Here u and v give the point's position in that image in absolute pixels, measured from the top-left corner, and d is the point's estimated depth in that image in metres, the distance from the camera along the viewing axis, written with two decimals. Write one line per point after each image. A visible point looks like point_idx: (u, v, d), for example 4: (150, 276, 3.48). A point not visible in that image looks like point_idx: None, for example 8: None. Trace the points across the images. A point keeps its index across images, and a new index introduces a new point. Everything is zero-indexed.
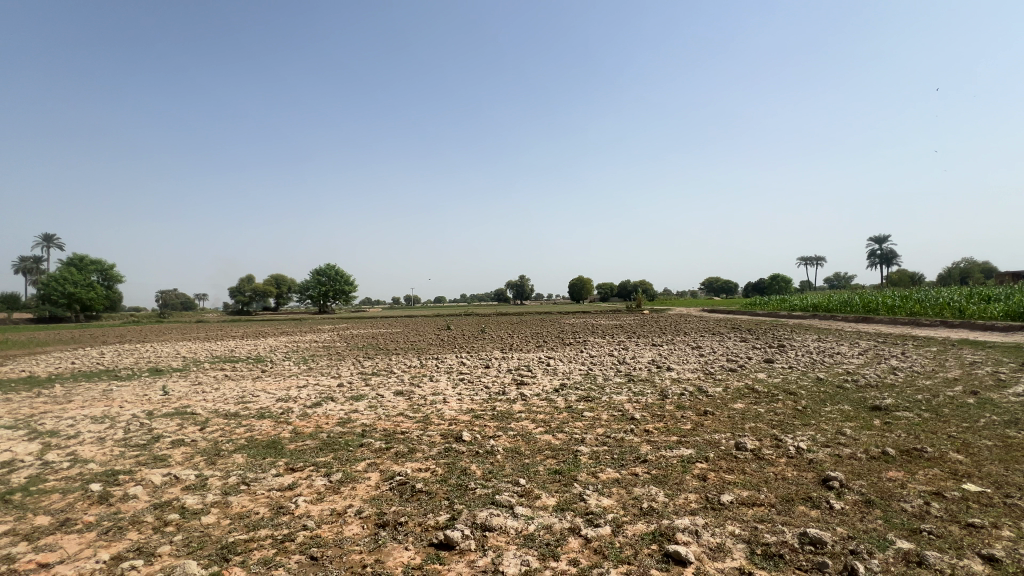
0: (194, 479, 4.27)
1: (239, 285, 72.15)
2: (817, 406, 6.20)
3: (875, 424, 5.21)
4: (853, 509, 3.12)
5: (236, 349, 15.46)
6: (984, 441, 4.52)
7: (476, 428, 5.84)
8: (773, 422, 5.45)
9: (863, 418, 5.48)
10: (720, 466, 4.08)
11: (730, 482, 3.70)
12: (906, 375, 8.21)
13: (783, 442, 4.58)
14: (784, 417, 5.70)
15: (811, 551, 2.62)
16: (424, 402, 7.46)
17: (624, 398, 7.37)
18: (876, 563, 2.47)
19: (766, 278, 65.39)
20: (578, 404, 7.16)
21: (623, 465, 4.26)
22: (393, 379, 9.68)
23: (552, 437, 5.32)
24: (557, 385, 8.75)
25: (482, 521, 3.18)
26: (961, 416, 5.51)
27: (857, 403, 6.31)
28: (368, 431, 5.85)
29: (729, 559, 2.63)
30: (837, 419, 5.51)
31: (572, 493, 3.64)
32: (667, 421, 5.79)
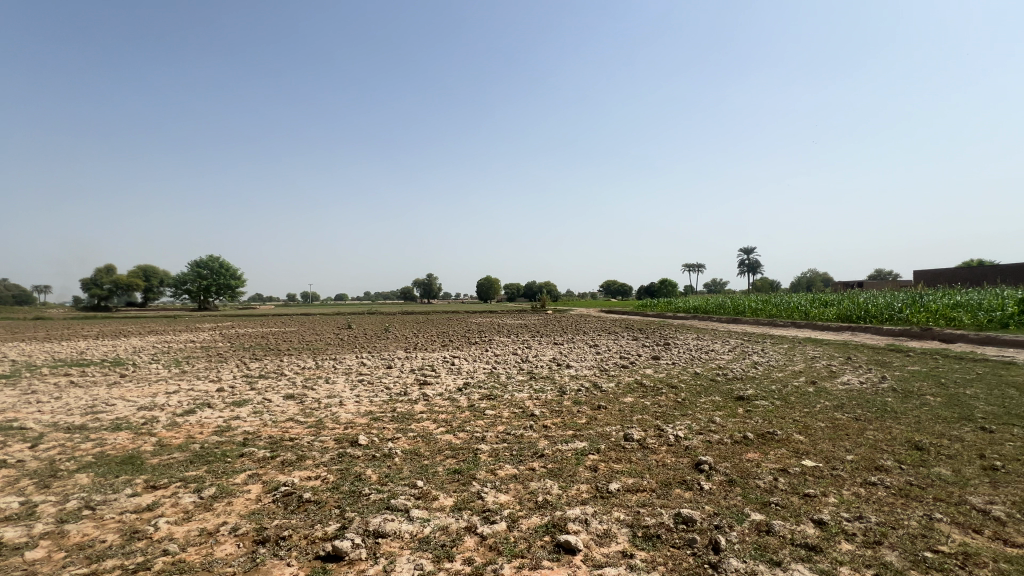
0: (18, 508, 3.54)
1: (94, 276, 61.74)
2: (693, 397, 6.91)
3: (739, 412, 5.93)
4: (719, 489, 3.51)
5: (86, 351, 13.19)
6: (818, 422, 5.38)
7: (373, 431, 5.59)
8: (656, 413, 5.96)
9: (730, 407, 6.22)
10: (610, 456, 4.36)
11: (618, 470, 3.96)
12: (764, 369, 9.50)
13: (664, 431, 5.02)
14: (666, 408, 6.26)
15: (683, 529, 2.89)
16: (318, 405, 6.98)
17: (525, 395, 7.57)
18: (735, 534, 2.80)
19: (657, 282, 71.50)
20: (481, 402, 7.20)
21: (521, 461, 4.36)
22: (283, 381, 8.93)
23: (453, 437, 5.28)
24: (461, 384, 8.73)
25: (375, 527, 3.04)
26: (803, 402, 6.50)
27: (725, 394, 7.15)
28: (250, 439, 5.33)
29: (614, 543, 2.80)
30: (709, 408, 6.19)
31: (469, 492, 3.64)
32: (563, 416, 6.06)
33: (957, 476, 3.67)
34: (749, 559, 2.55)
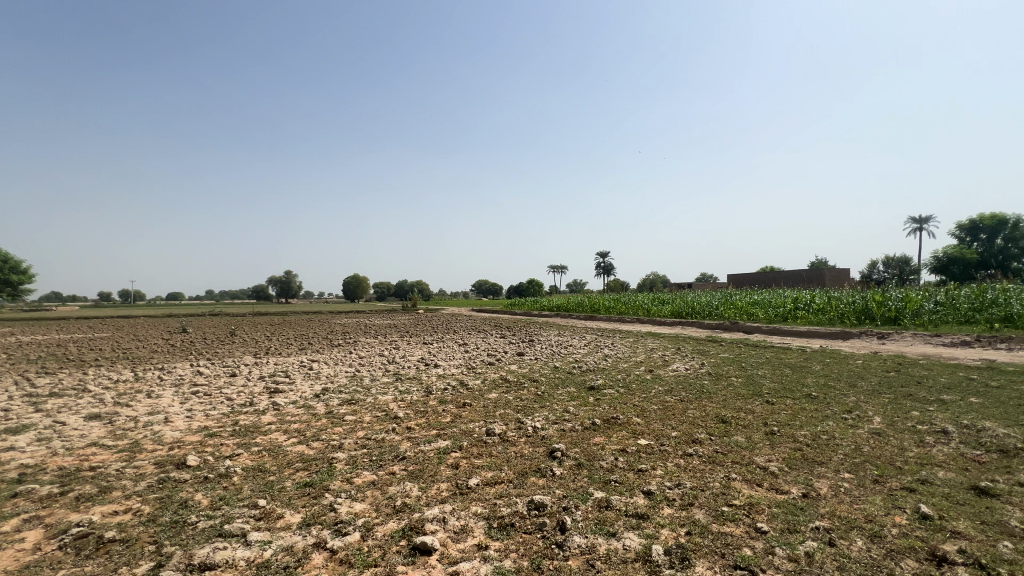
0: None
1: None
2: (552, 390, 7.41)
3: (590, 400, 6.52)
4: (569, 473, 3.81)
5: None
6: (653, 405, 6.19)
7: (208, 449, 4.87)
8: (518, 407, 6.24)
9: (583, 397, 6.81)
10: (471, 452, 4.43)
11: (479, 466, 4.05)
12: (613, 361, 10.62)
13: (524, 423, 5.28)
14: (527, 401, 6.60)
15: (535, 515, 3.06)
16: (133, 425, 5.85)
17: (389, 397, 7.32)
18: (579, 513, 3.06)
19: (525, 283, 75.07)
20: (341, 408, 6.76)
21: (382, 466, 4.20)
22: (85, 399, 7.29)
23: (305, 448, 4.86)
24: (319, 389, 8.10)
25: (202, 559, 2.65)
26: (641, 388, 7.42)
27: (580, 385, 7.81)
28: (29, 474, 4.23)
29: (470, 538, 2.85)
30: (565, 399, 6.70)
31: (321, 505, 3.38)
32: (428, 416, 6.00)
33: (748, 441, 4.52)
34: (590, 534, 2.80)
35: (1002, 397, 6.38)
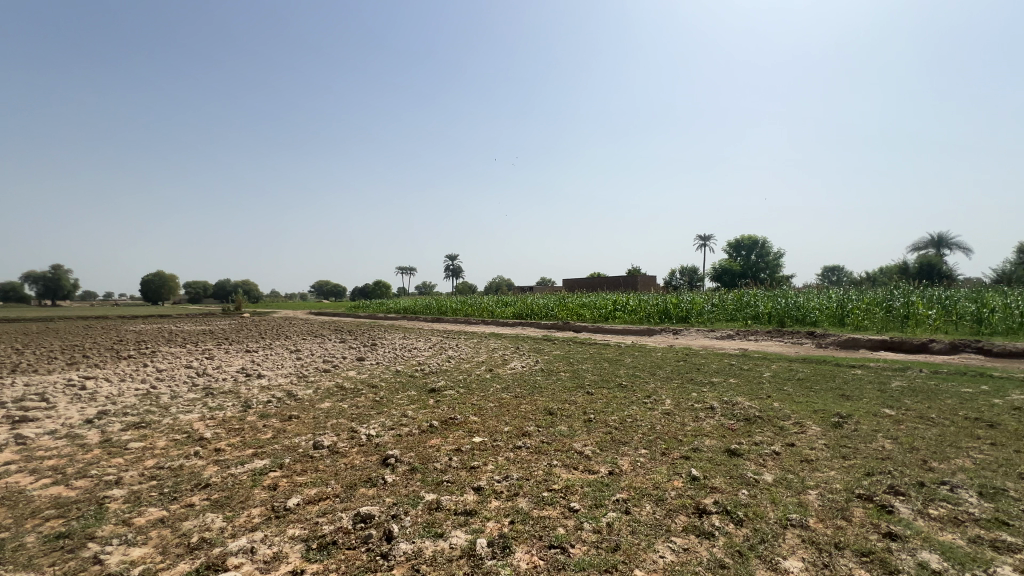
0: None
1: None
2: (391, 394, 7.18)
3: (430, 403, 6.50)
4: (402, 479, 3.73)
5: None
6: (489, 403, 6.44)
7: None
8: (352, 416, 5.89)
9: (423, 400, 6.75)
10: (294, 469, 4.03)
11: (301, 483, 3.70)
12: (455, 362, 10.78)
13: (357, 432, 5.00)
14: (363, 409, 6.27)
15: (361, 528, 2.92)
16: None
17: (195, 416, 6.23)
18: (408, 518, 3.00)
19: (371, 284, 71.76)
20: (124, 434, 5.50)
21: (176, 498, 3.54)
22: None
23: (64, 489, 3.83)
24: (93, 413, 6.48)
25: None
26: (480, 387, 7.67)
27: (420, 388, 7.73)
28: None
29: (284, 565, 2.57)
30: (404, 403, 6.55)
31: (81, 558, 2.70)
32: (244, 434, 5.26)
33: (569, 429, 5.02)
34: (417, 538, 2.78)
35: (749, 377, 8.28)
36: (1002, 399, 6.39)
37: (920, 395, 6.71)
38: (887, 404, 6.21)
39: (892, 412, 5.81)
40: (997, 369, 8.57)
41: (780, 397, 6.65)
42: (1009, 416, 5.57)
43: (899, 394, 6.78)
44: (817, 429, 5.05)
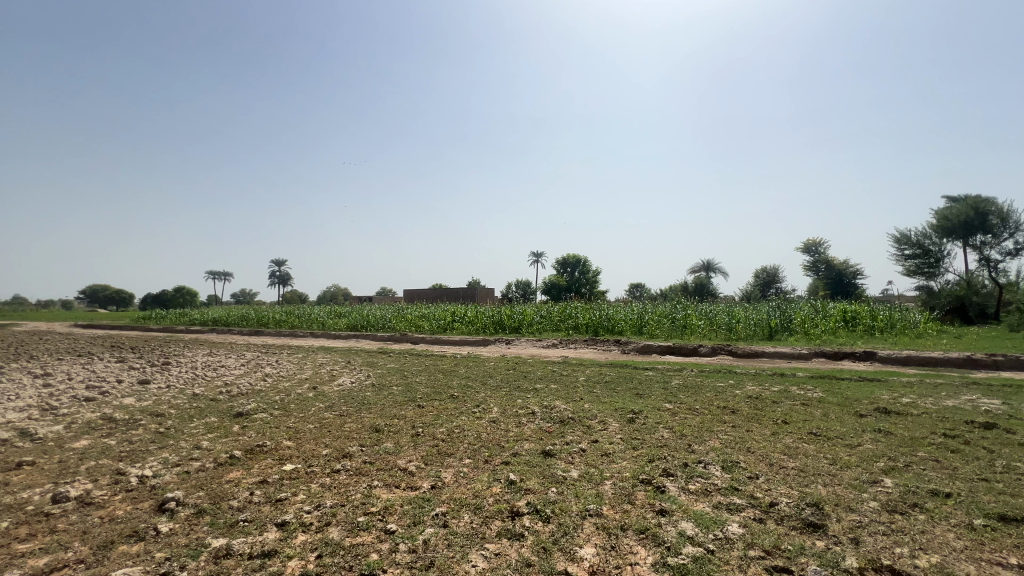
0: None
1: None
2: (182, 423, 6.00)
3: (233, 430, 5.60)
4: (182, 525, 3.12)
5: None
6: (309, 424, 5.84)
7: None
8: (121, 454, 4.72)
9: (224, 427, 5.79)
10: (16, 535, 3.04)
11: (26, 552, 2.81)
12: (273, 380, 9.57)
13: (125, 475, 4.03)
14: (138, 444, 5.09)
15: None
16: None
17: None
18: None
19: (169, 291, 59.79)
20: None
21: None
22: None
23: None
24: None
25: None
26: (300, 407, 6.93)
27: (223, 413, 6.63)
28: None
29: None
30: (198, 433, 5.52)
31: None
32: None
33: (395, 446, 4.85)
34: None
35: (567, 382, 9.16)
36: (741, 390, 8.29)
37: (690, 390, 8.29)
38: (668, 400, 7.52)
39: (671, 406, 7.04)
40: (739, 366, 11.10)
41: (590, 399, 7.51)
42: (744, 403, 7.24)
43: (677, 391, 8.28)
44: (616, 425, 5.82)
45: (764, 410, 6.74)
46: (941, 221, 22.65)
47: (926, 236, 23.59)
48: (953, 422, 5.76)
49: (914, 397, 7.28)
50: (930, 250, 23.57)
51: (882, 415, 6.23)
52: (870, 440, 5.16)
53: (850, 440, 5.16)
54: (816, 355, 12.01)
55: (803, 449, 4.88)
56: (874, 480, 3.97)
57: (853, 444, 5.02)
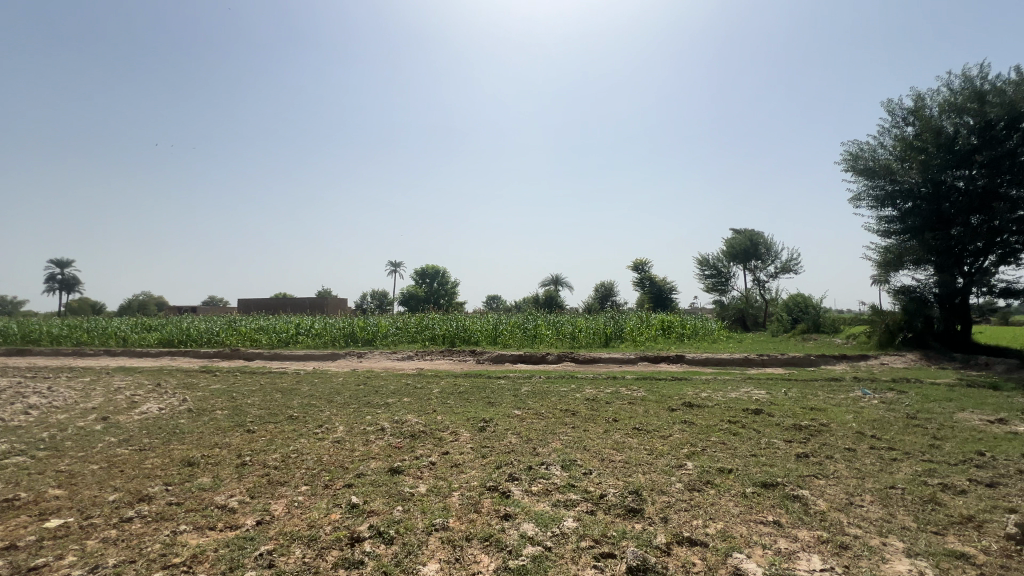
0: None
1: None
2: None
3: None
4: None
5: None
6: (92, 465, 4.68)
7: None
8: None
9: None
10: None
11: None
12: (40, 413, 7.46)
13: None
14: None
15: None
16: None
17: None
18: None
19: None
20: None
21: None
22: None
23: None
24: None
25: None
26: (81, 444, 5.52)
27: None
28: None
29: None
30: None
31: None
32: None
33: (213, 480, 4.17)
34: None
35: (420, 395, 8.97)
36: (581, 394, 9.09)
37: (538, 396, 8.82)
38: (517, 406, 7.88)
39: (519, 412, 7.38)
40: (580, 372, 12.19)
41: (443, 410, 7.46)
42: (583, 405, 7.96)
43: (525, 397, 8.73)
44: (467, 435, 5.88)
45: (599, 410, 7.50)
46: (728, 248, 28.18)
47: (719, 259, 29.10)
48: (735, 410, 7.14)
49: (710, 391, 8.85)
50: (721, 272, 29.14)
51: (687, 408, 7.42)
52: (678, 430, 6.10)
53: (664, 431, 6.03)
54: (641, 359, 13.83)
55: (628, 442, 5.53)
56: (680, 464, 4.69)
57: (666, 435, 5.87)
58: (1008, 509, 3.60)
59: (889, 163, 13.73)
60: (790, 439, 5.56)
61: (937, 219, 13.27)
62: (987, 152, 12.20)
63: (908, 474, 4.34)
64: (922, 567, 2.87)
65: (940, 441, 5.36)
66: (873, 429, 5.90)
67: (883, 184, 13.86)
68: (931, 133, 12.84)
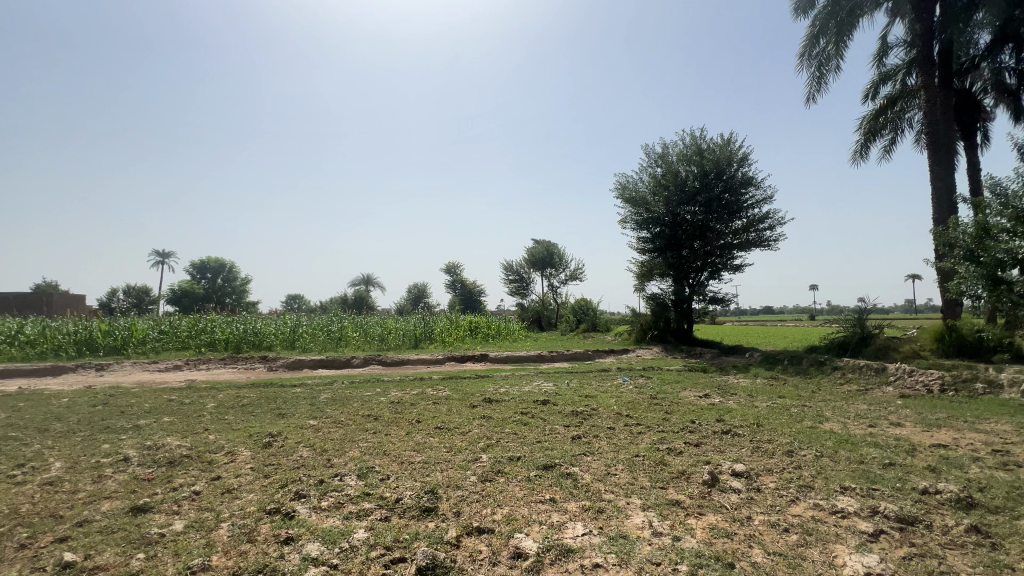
0: None
1: None
2: None
3: None
4: None
5: None
6: None
7: None
8: None
9: None
10: None
11: None
12: None
13: None
14: None
15: None
16: None
17: None
18: None
19: None
20: None
21: None
22: None
23: None
24: None
25: None
26: None
27: None
28: None
29: None
30: None
31: None
32: None
33: None
34: None
35: (187, 412, 7.46)
36: (385, 397, 8.84)
37: (338, 403, 8.24)
38: (312, 416, 7.21)
39: (315, 422, 6.77)
40: (387, 375, 11.88)
41: (218, 429, 6.34)
42: (387, 408, 7.74)
43: (324, 405, 8.05)
44: (247, 454, 5.12)
45: (403, 413, 7.40)
46: (529, 257, 31.22)
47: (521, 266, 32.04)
48: (526, 402, 7.91)
49: (507, 387, 9.60)
50: (523, 277, 32.15)
51: (487, 404, 7.91)
52: (477, 426, 6.44)
53: (463, 428, 6.29)
54: (448, 359, 14.21)
55: (428, 443, 5.59)
56: (476, 458, 4.96)
57: (466, 431, 6.14)
58: (705, 461, 4.83)
59: (645, 195, 17.24)
60: (568, 424, 6.42)
61: (674, 242, 17.08)
62: (704, 194, 16.20)
63: (648, 443, 5.45)
64: (650, 516, 3.63)
65: (669, 415, 6.90)
66: (627, 409, 7.25)
67: (641, 212, 17.33)
68: (671, 175, 16.55)
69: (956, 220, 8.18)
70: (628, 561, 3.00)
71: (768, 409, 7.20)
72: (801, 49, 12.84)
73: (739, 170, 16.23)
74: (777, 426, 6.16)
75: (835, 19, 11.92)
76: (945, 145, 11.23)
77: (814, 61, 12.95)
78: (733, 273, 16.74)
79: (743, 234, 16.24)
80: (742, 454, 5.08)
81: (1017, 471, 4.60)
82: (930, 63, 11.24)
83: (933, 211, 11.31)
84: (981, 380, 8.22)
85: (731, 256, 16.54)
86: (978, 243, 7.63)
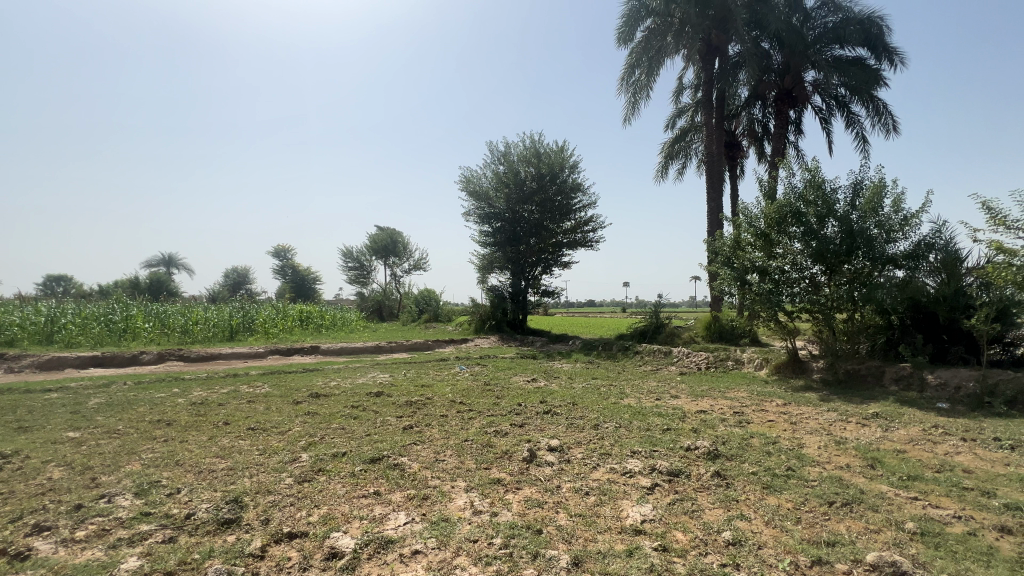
0: None
1: None
2: None
3: None
4: None
5: None
6: None
7: None
8: None
9: None
10: None
11: None
12: None
13: None
14: None
15: None
16: None
17: None
18: None
19: None
20: None
21: None
22: None
23: None
24: None
25: None
26: None
27: None
28: None
29: None
30: None
31: None
32: None
33: None
34: None
35: None
36: (185, 398, 7.48)
37: (113, 409, 6.68)
38: (71, 427, 5.71)
39: (75, 435, 5.39)
40: (189, 372, 10.08)
41: None
42: (185, 411, 6.59)
43: (92, 413, 6.46)
44: None
45: (206, 415, 6.38)
46: (371, 245, 29.74)
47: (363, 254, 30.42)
48: (358, 395, 7.52)
49: (338, 380, 9.00)
50: (364, 266, 30.57)
51: (313, 399, 7.29)
52: (299, 423, 5.89)
53: (283, 427, 5.70)
54: (271, 352, 12.73)
55: (235, 447, 4.92)
56: (294, 458, 4.54)
57: (285, 430, 5.59)
58: (526, 440, 5.24)
59: (487, 191, 18.00)
60: (400, 414, 6.31)
61: (513, 238, 18.07)
62: (540, 195, 17.51)
63: (477, 427, 5.69)
64: (472, 497, 3.80)
65: (499, 399, 7.30)
66: (461, 397, 7.43)
67: (483, 207, 18.05)
68: (511, 174, 17.53)
69: (721, 233, 10.35)
70: (447, 542, 3.09)
71: (584, 389, 8.15)
72: (621, 75, 14.71)
73: (570, 175, 17.86)
74: (588, 404, 7.00)
75: (647, 55, 13.97)
76: (718, 174, 14.05)
77: (630, 88, 14.97)
78: (562, 270, 18.40)
79: (572, 235, 17.96)
80: (558, 430, 5.66)
81: (747, 426, 6.06)
82: (710, 106, 13.93)
83: (708, 227, 14.13)
84: (731, 359, 10.61)
85: (561, 254, 18.18)
86: (734, 253, 9.79)
